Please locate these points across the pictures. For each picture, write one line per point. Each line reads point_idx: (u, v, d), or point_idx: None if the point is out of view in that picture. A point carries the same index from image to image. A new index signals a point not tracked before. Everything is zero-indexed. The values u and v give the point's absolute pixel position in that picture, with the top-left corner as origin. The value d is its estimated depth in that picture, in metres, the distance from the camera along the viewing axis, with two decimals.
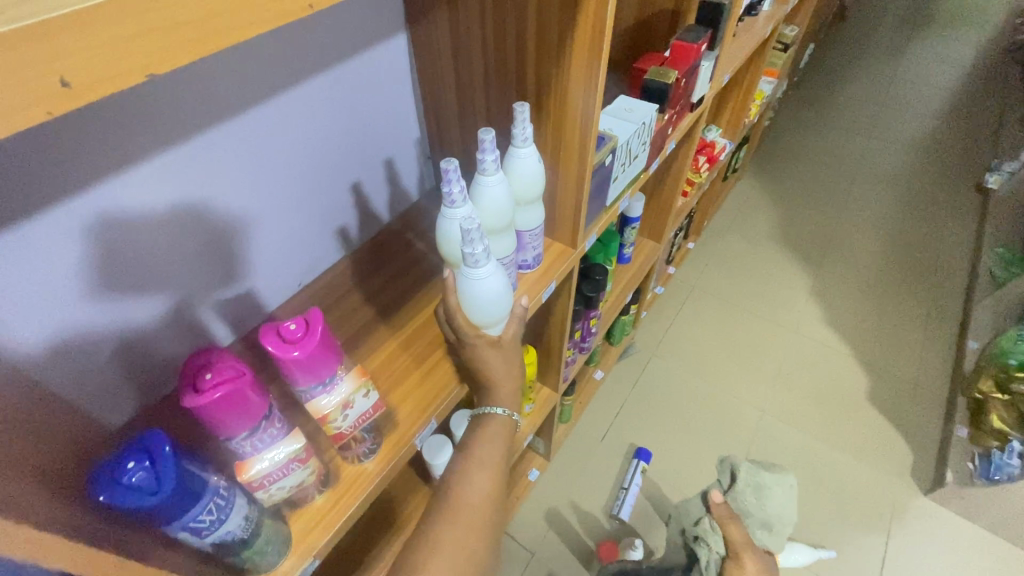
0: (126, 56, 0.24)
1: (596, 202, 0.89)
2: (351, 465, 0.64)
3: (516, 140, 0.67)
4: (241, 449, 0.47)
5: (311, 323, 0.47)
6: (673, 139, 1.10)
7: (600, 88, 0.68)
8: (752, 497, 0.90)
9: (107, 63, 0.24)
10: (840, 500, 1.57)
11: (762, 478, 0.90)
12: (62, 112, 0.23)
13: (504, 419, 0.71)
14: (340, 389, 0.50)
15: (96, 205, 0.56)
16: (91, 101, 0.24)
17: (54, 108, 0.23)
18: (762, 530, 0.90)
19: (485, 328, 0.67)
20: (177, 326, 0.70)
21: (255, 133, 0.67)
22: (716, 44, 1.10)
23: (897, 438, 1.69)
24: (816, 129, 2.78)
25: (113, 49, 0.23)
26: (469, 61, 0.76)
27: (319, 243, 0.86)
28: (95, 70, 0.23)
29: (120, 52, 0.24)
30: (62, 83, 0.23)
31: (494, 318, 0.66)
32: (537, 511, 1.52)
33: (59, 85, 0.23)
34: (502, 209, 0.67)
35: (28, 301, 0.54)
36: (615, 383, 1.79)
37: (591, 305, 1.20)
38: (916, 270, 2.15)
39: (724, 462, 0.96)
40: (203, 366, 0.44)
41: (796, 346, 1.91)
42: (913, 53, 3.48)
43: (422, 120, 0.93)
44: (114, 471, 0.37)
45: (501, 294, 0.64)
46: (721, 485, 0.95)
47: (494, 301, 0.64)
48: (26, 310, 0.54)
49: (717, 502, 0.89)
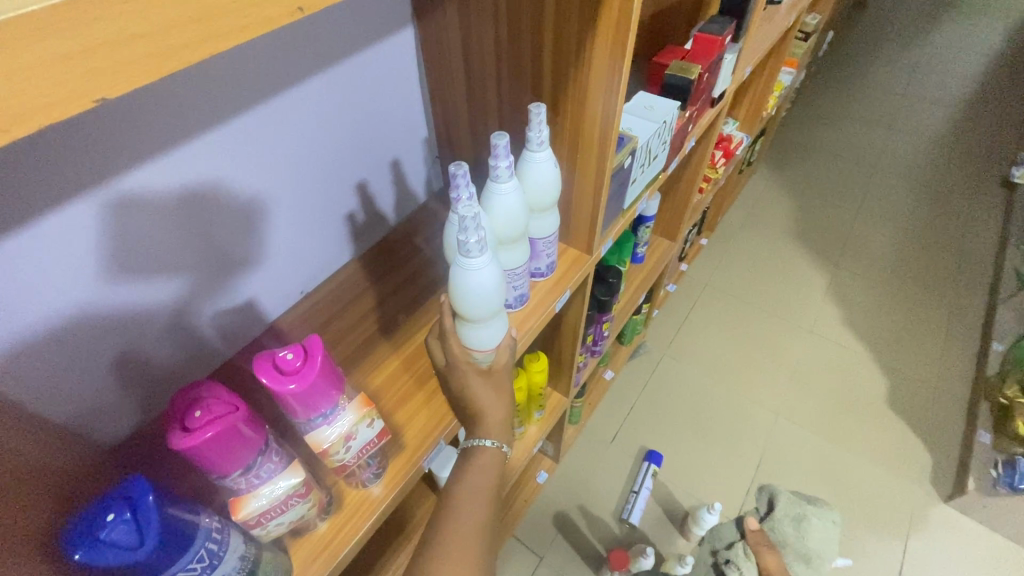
0: (68, 80, 0.20)
1: (613, 206, 0.85)
2: (356, 491, 0.61)
3: (531, 143, 0.63)
4: (236, 486, 0.43)
5: (310, 352, 0.43)
6: (693, 136, 1.05)
7: (622, 88, 0.63)
8: (791, 525, 1.13)
9: (40, 88, 0.19)
10: (857, 506, 1.53)
11: (801, 512, 1.14)
12: None
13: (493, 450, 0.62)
14: (342, 420, 0.46)
15: (90, 210, 0.52)
16: (18, 135, 0.19)
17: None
18: (801, 562, 1.11)
19: (473, 320, 0.59)
20: (176, 338, 0.66)
21: (262, 131, 0.64)
22: (740, 36, 1.04)
23: (917, 442, 1.65)
24: (833, 121, 2.69)
25: (48, 73, 0.19)
26: (480, 57, 0.71)
27: (325, 249, 0.83)
28: (25, 99, 0.19)
29: (54, 73, 0.19)
30: None
31: (481, 312, 0.58)
32: (546, 515, 1.49)
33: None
34: (514, 218, 0.63)
35: (15, 310, 0.50)
36: (626, 384, 1.75)
37: (604, 308, 1.16)
38: (937, 268, 2.09)
39: (763, 492, 1.22)
40: (192, 402, 0.40)
41: (812, 347, 1.86)
42: (938, 40, 3.35)
43: (431, 119, 0.89)
44: (92, 524, 0.35)
45: (494, 290, 0.57)
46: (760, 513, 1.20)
47: (487, 297, 0.57)
48: (14, 321, 0.50)
49: (755, 530, 1.13)
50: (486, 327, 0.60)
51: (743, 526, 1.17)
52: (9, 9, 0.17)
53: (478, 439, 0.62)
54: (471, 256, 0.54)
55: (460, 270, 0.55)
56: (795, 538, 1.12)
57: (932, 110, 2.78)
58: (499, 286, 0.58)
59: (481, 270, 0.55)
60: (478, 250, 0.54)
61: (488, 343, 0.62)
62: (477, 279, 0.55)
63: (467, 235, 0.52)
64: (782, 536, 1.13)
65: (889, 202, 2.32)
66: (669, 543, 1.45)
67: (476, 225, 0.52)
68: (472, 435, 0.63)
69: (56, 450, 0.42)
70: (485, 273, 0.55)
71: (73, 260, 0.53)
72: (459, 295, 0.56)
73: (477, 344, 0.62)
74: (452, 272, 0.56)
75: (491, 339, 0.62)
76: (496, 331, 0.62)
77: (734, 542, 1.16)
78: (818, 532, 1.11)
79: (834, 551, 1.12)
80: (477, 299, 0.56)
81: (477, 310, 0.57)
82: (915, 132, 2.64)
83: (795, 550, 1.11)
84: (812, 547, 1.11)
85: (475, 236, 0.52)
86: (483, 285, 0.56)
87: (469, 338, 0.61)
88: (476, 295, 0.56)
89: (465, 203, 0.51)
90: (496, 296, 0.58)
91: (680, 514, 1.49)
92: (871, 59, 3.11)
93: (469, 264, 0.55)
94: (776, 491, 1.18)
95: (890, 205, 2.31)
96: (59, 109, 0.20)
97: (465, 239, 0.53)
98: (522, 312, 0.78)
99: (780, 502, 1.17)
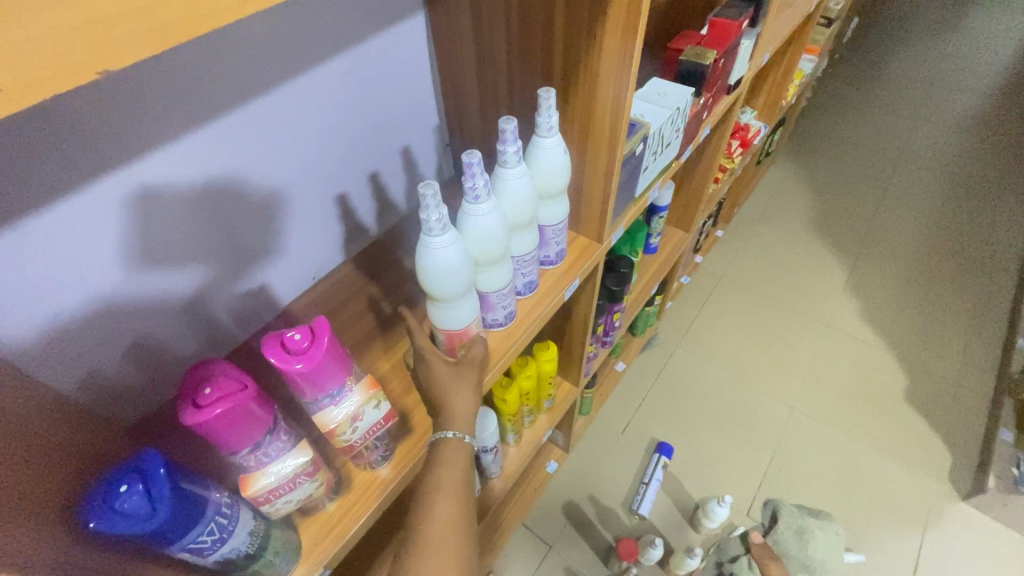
0: (74, 50, 0.20)
1: (625, 194, 0.84)
2: (363, 472, 0.62)
3: (540, 129, 0.63)
4: (246, 463, 0.44)
5: (318, 332, 0.43)
6: (707, 124, 1.03)
7: (634, 72, 0.62)
8: (794, 538, 1.20)
9: (41, 57, 0.19)
10: (872, 503, 1.50)
11: (804, 523, 1.21)
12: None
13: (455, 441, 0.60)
14: (350, 401, 0.47)
15: (108, 197, 0.54)
16: (25, 106, 0.19)
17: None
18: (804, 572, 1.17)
19: (437, 297, 0.59)
20: (190, 322, 0.68)
21: (271, 117, 0.64)
22: (758, 20, 1.02)
23: (935, 439, 1.61)
24: (857, 111, 2.62)
25: (54, 42, 0.19)
26: (490, 45, 0.71)
27: (337, 235, 0.84)
28: (25, 69, 0.19)
29: (61, 43, 0.19)
30: None
31: (447, 293, 0.58)
32: (555, 503, 1.50)
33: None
34: (520, 203, 0.63)
35: (34, 293, 0.52)
36: (638, 375, 1.75)
37: (614, 298, 1.15)
38: (962, 262, 2.03)
39: (766, 506, 1.26)
40: (202, 380, 0.41)
41: (829, 341, 1.83)
42: (968, 27, 3.24)
43: (442, 107, 0.89)
44: (106, 495, 0.36)
45: (461, 273, 0.57)
46: (764, 527, 1.26)
47: (453, 279, 0.57)
48: (33, 303, 0.52)
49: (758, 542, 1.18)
50: (461, 305, 0.61)
51: (748, 540, 1.22)
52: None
53: (441, 430, 0.60)
54: (434, 236, 0.54)
55: (425, 249, 0.55)
56: (799, 550, 1.19)
57: (961, 98, 2.69)
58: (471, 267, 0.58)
59: (445, 250, 0.55)
60: (442, 229, 0.54)
61: (465, 321, 0.63)
62: (444, 258, 0.55)
63: (428, 214, 0.52)
64: (785, 548, 1.20)
65: (915, 194, 2.25)
66: (678, 534, 1.44)
67: (439, 205, 0.51)
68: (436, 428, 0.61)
69: (57, 415, 0.42)
70: (456, 255, 0.55)
71: (92, 246, 0.54)
72: (423, 273, 0.56)
73: (451, 323, 0.62)
74: (416, 252, 0.56)
75: (468, 316, 0.63)
76: (464, 312, 0.62)
77: (740, 556, 1.20)
78: (819, 541, 1.19)
79: (837, 562, 1.19)
80: (443, 279, 0.56)
81: (449, 290, 0.58)
82: (943, 121, 2.56)
83: (799, 560, 1.18)
84: (814, 558, 1.18)
85: (447, 217, 0.52)
86: (455, 266, 0.56)
87: (441, 316, 0.62)
88: (446, 277, 0.56)
89: (428, 187, 0.50)
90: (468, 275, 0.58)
91: (691, 506, 1.49)
92: (897, 46, 3.02)
93: (433, 245, 0.54)
94: (779, 504, 1.25)
95: (914, 197, 2.25)
96: (64, 80, 0.20)
97: (429, 221, 0.52)
98: (530, 299, 0.78)
99: (783, 515, 1.23)
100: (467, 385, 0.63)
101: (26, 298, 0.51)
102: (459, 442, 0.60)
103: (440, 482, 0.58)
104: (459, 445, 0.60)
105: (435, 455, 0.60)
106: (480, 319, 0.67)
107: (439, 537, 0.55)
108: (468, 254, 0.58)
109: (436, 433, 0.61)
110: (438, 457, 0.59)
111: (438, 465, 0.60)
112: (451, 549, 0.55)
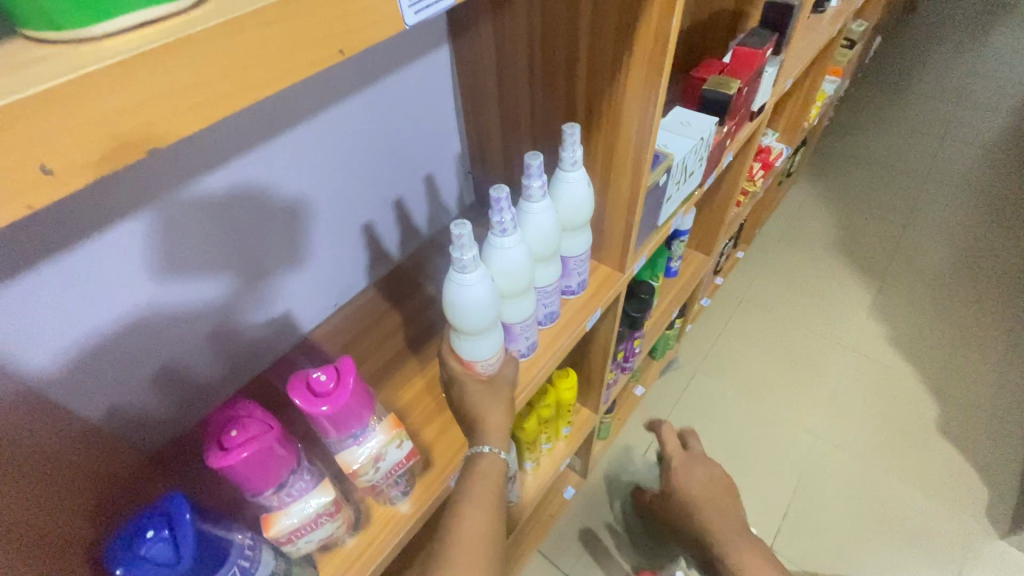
0: (115, 135, 0.20)
1: (648, 222, 0.83)
2: (383, 508, 0.61)
3: (563, 163, 0.62)
4: (268, 503, 0.44)
5: (342, 373, 0.43)
6: (730, 150, 1.02)
7: (659, 107, 0.62)
8: None
9: (95, 143, 0.19)
10: (903, 537, 1.45)
11: None
12: (45, 203, 0.20)
13: (491, 456, 0.61)
14: (372, 440, 0.46)
15: (139, 230, 0.55)
16: (78, 186, 0.20)
17: (35, 200, 0.19)
18: None
19: (462, 331, 0.59)
20: (214, 348, 0.69)
21: (297, 148, 0.65)
22: (781, 48, 1.01)
23: (968, 470, 1.56)
24: (878, 129, 2.58)
25: (97, 129, 0.19)
26: (514, 77, 0.72)
27: (360, 262, 0.84)
28: (83, 154, 0.19)
29: (108, 131, 0.20)
30: (43, 170, 0.19)
31: (475, 328, 0.58)
32: (571, 530, 1.47)
33: (38, 175, 0.19)
34: (545, 236, 0.62)
35: (60, 319, 0.53)
36: (658, 399, 1.71)
37: (635, 324, 1.14)
38: (992, 286, 1.97)
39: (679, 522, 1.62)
40: (228, 421, 0.41)
41: (854, 365, 1.78)
42: (991, 45, 3.18)
43: (464, 136, 0.90)
44: (133, 540, 0.37)
45: (489, 307, 0.57)
46: None
47: (481, 314, 0.56)
48: (59, 328, 0.53)
49: None
50: (486, 337, 0.60)
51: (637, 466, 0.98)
52: (66, 72, 0.18)
53: (476, 445, 0.61)
54: (464, 272, 0.54)
55: (454, 285, 0.55)
56: None
57: (985, 118, 2.64)
58: (496, 299, 0.57)
59: (475, 286, 0.55)
60: (471, 266, 0.54)
61: (488, 353, 0.62)
62: (473, 294, 0.55)
63: (459, 252, 0.52)
64: None
65: (940, 215, 2.21)
66: None
67: (468, 243, 0.51)
68: (472, 442, 0.62)
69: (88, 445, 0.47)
70: (481, 288, 0.55)
71: (119, 273, 0.55)
72: (451, 309, 0.56)
73: (475, 355, 0.62)
74: (446, 289, 0.56)
75: (492, 348, 0.62)
76: (489, 345, 0.61)
77: None
78: None
79: None
80: (471, 315, 0.56)
81: (476, 324, 0.57)
82: (968, 142, 2.51)
83: None
84: None
85: (469, 252, 0.52)
86: (479, 300, 0.55)
87: (466, 350, 0.61)
88: (471, 309, 0.56)
89: (455, 222, 0.50)
90: (495, 309, 0.58)
91: None
92: (918, 65, 2.98)
93: (462, 281, 0.54)
94: None
95: (941, 218, 2.19)
96: (115, 161, 0.20)
97: (458, 257, 0.53)
98: (553, 328, 0.77)
99: None
100: (497, 405, 0.64)
101: (52, 324, 0.52)
102: (494, 456, 0.60)
103: (474, 496, 0.58)
104: (494, 459, 0.61)
105: (472, 468, 0.60)
106: (505, 348, 0.66)
107: (471, 551, 0.55)
108: (493, 287, 0.57)
109: (472, 450, 0.62)
110: (472, 472, 0.60)
111: (473, 481, 0.60)
112: (481, 563, 0.55)
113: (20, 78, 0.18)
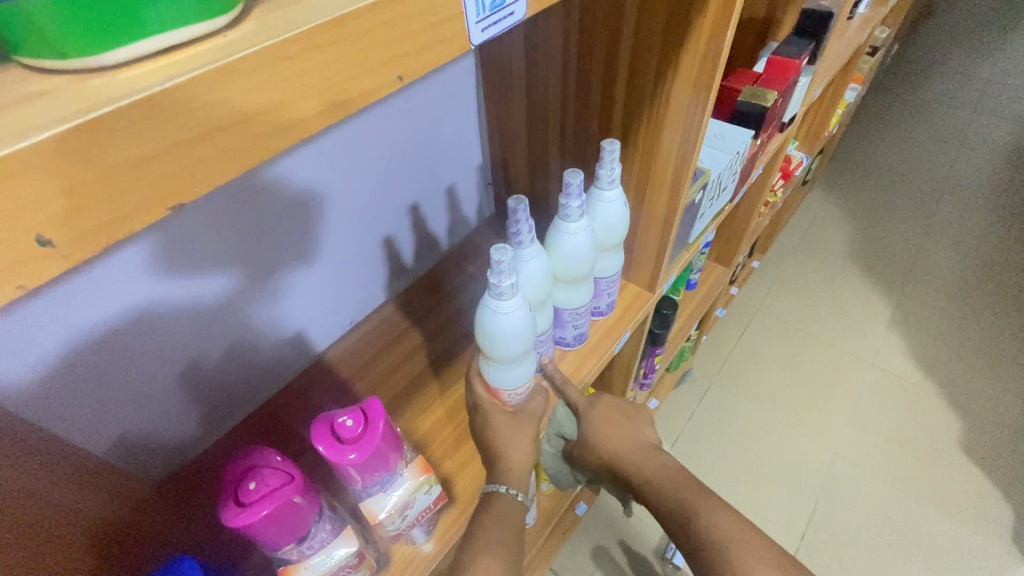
0: (127, 191, 0.17)
1: (679, 240, 0.79)
2: (404, 547, 0.58)
3: (601, 181, 0.59)
4: (287, 556, 0.41)
5: (371, 417, 0.39)
6: (760, 162, 0.98)
7: (703, 126, 0.58)
8: None
9: (107, 201, 0.17)
10: (924, 560, 1.40)
11: None
12: (39, 279, 0.17)
13: (509, 497, 0.58)
14: (399, 488, 0.43)
15: (146, 252, 0.51)
16: (86, 254, 0.17)
17: (27, 278, 0.16)
18: None
19: (492, 358, 0.55)
20: (225, 370, 0.65)
21: (314, 160, 0.62)
22: (816, 57, 0.97)
23: (991, 491, 1.51)
24: (895, 137, 2.53)
25: (110, 186, 0.17)
26: (544, 90, 0.68)
27: (380, 278, 0.81)
28: (99, 213, 0.17)
29: (124, 187, 0.17)
30: (39, 242, 0.16)
31: (508, 355, 0.54)
32: (582, 546, 1.43)
33: (34, 247, 0.16)
34: (581, 258, 0.59)
35: (58, 345, 0.49)
36: (672, 412, 1.67)
37: (656, 340, 1.10)
38: (1014, 300, 1.92)
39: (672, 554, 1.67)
40: (247, 472, 0.38)
41: (873, 380, 1.73)
42: (1010, 51, 3.12)
43: (486, 147, 0.86)
44: None
45: (524, 335, 0.53)
46: None
47: (516, 342, 0.53)
48: (54, 354, 0.49)
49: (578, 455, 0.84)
50: (517, 365, 0.56)
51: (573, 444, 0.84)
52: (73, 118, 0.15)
53: (493, 484, 0.58)
54: (500, 299, 0.50)
55: (489, 311, 0.51)
56: None
57: (1004, 127, 2.59)
58: (531, 327, 0.54)
59: (512, 313, 0.51)
60: (509, 293, 0.50)
61: (519, 382, 0.58)
62: (508, 322, 0.51)
63: (497, 278, 0.48)
64: None
65: (960, 225, 2.15)
66: None
67: (510, 268, 0.48)
68: (492, 479, 0.59)
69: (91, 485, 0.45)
70: (517, 316, 0.51)
71: (123, 297, 0.51)
72: (484, 336, 0.52)
73: (506, 384, 0.58)
74: (479, 314, 0.52)
75: (523, 377, 0.58)
76: (521, 373, 0.58)
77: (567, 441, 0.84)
78: None
79: None
80: (506, 343, 0.52)
81: (510, 352, 0.53)
82: (989, 152, 2.46)
83: None
84: None
85: (508, 278, 0.48)
86: (513, 328, 0.51)
87: (496, 378, 0.57)
88: (506, 337, 0.52)
89: (495, 246, 0.47)
90: (529, 336, 0.54)
91: None
92: (935, 72, 2.93)
93: (499, 309, 0.50)
94: None
95: (960, 229, 2.14)
96: (134, 220, 0.18)
97: (497, 283, 0.49)
98: (580, 352, 0.74)
99: None
100: (523, 440, 0.60)
101: (50, 351, 0.49)
102: (512, 497, 0.58)
103: (495, 535, 0.55)
104: (512, 500, 0.58)
105: (491, 507, 0.57)
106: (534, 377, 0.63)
107: None
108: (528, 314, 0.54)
109: (488, 487, 0.59)
110: (493, 511, 0.57)
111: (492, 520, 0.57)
112: None
113: (28, 125, 0.15)
